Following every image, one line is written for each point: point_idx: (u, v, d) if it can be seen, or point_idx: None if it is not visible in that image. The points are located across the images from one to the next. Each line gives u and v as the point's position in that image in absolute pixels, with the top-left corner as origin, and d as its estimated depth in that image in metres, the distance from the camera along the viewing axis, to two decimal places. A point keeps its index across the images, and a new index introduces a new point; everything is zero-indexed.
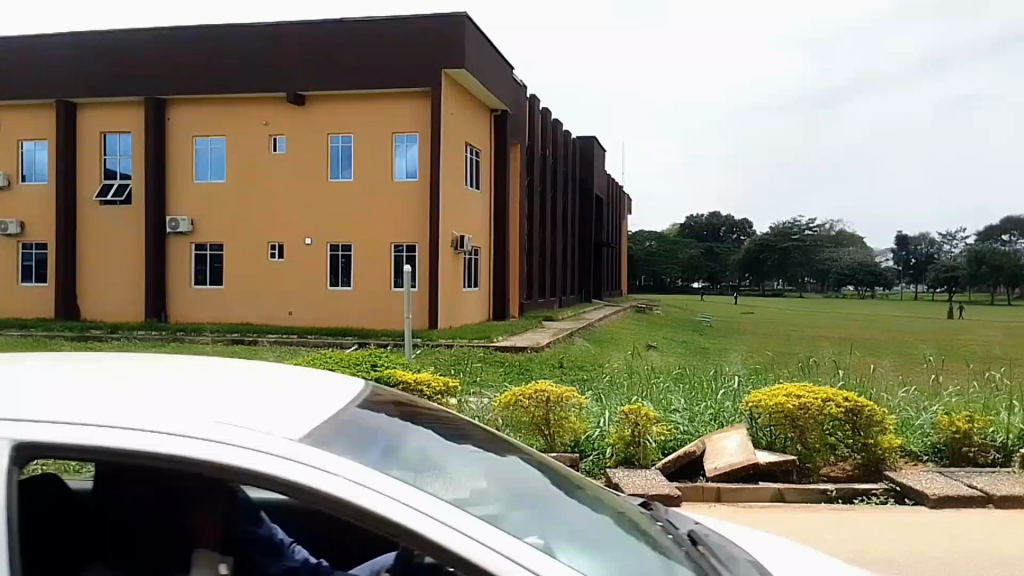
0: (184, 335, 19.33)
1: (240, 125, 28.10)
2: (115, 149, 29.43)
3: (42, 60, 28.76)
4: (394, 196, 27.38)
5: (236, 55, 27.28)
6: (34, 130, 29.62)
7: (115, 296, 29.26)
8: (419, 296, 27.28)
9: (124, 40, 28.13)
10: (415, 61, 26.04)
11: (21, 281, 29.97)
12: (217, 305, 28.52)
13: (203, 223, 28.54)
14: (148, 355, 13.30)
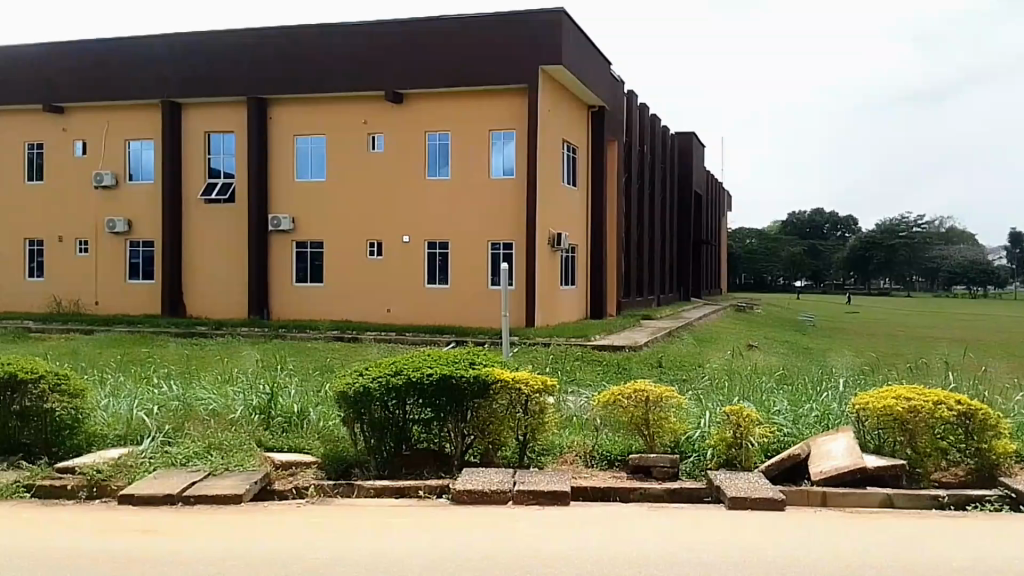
0: (286, 331, 19.65)
1: (341, 124, 28.58)
2: (219, 148, 30.25)
3: (146, 62, 29.79)
4: (491, 193, 27.49)
5: (332, 53, 27.78)
6: (140, 131, 30.65)
7: (218, 292, 30.11)
8: (517, 294, 27.25)
9: (224, 41, 28.93)
10: (511, 57, 26.12)
11: (129, 277, 30.99)
12: (317, 302, 29.05)
13: (307, 219, 29.07)
14: (254, 350, 13.54)
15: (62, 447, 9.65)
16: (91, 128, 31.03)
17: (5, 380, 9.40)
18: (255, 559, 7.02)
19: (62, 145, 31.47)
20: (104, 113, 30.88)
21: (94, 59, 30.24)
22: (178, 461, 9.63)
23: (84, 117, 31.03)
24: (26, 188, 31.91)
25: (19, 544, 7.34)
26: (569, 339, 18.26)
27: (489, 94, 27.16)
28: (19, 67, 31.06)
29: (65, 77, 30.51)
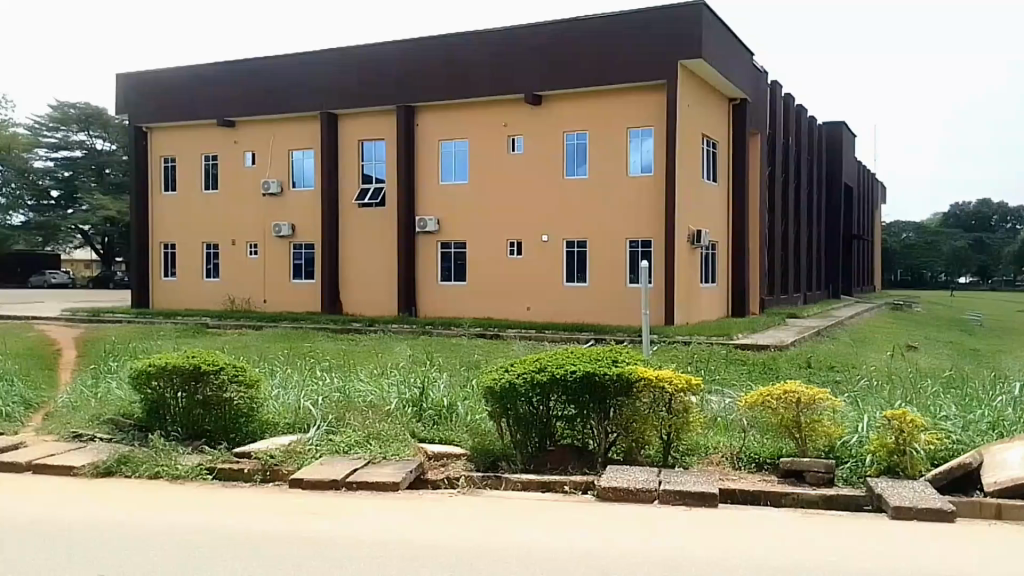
0: (432, 328, 20.43)
1: (482, 126, 29.40)
2: (372, 156, 31.81)
3: (303, 75, 31.87)
4: (627, 191, 27.39)
5: (473, 59, 28.66)
6: (301, 140, 32.81)
7: (370, 290, 31.75)
8: (656, 292, 27.00)
9: (372, 53, 30.55)
10: (648, 53, 25.97)
11: (292, 278, 33.20)
12: (460, 300, 30.05)
13: (450, 219, 30.14)
14: (405, 346, 14.21)
15: (239, 433, 10.54)
16: (259, 139, 33.59)
17: (192, 371, 10.37)
18: (417, 547, 7.44)
19: (234, 156, 34.18)
20: (269, 126, 33.36)
21: (260, 76, 32.77)
22: (342, 448, 10.33)
23: (251, 131, 33.67)
24: (204, 197, 34.87)
25: (218, 522, 8.16)
26: (711, 338, 17.98)
27: (625, 91, 27.09)
28: (197, 86, 34.10)
29: (234, 95, 33.24)
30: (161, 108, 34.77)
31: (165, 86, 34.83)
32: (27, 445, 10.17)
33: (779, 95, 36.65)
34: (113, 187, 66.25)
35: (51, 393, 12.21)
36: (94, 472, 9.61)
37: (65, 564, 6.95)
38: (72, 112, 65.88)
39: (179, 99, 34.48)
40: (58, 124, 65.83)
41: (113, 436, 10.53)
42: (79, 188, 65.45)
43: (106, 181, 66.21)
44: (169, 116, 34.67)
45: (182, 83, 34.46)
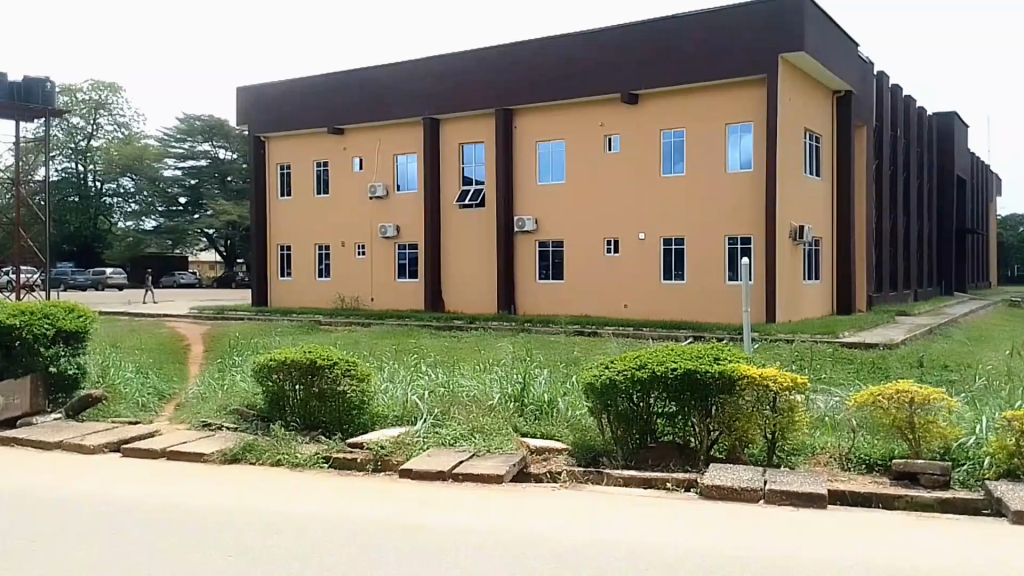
0: (531, 325, 20.75)
1: (578, 125, 29.60)
2: (472, 158, 32.47)
3: (406, 82, 32.88)
4: (724, 186, 26.97)
5: (570, 60, 28.94)
6: (404, 145, 33.85)
7: (471, 288, 32.47)
8: (757, 289, 26.46)
9: (469, 58, 31.27)
10: (747, 49, 25.59)
11: (397, 277, 34.31)
12: (558, 297, 30.32)
13: (547, 218, 30.46)
14: (505, 342, 14.55)
15: (352, 424, 11.12)
16: (366, 145, 34.88)
17: (309, 365, 11.03)
18: (529, 541, 7.71)
19: (343, 161, 35.62)
20: (375, 133, 34.56)
21: (363, 85, 34.05)
22: (447, 441, 10.77)
23: (358, 137, 34.98)
24: (316, 201, 36.49)
25: (341, 509, 8.69)
26: (816, 336, 17.56)
27: (722, 87, 26.70)
28: (308, 95, 35.72)
29: (339, 103, 34.67)
30: (276, 117, 36.65)
31: (279, 96, 36.66)
32: (163, 433, 11.03)
33: (887, 86, 35.13)
34: (235, 194, 70.03)
35: (181, 385, 13.16)
36: (221, 459, 10.34)
37: (208, 544, 7.59)
38: (198, 124, 69.67)
39: (290, 110, 36.24)
40: (185, 136, 70.18)
41: (238, 426, 11.30)
42: (205, 195, 69.86)
43: (228, 188, 70.22)
44: (282, 125, 36.49)
45: (294, 93, 36.16)
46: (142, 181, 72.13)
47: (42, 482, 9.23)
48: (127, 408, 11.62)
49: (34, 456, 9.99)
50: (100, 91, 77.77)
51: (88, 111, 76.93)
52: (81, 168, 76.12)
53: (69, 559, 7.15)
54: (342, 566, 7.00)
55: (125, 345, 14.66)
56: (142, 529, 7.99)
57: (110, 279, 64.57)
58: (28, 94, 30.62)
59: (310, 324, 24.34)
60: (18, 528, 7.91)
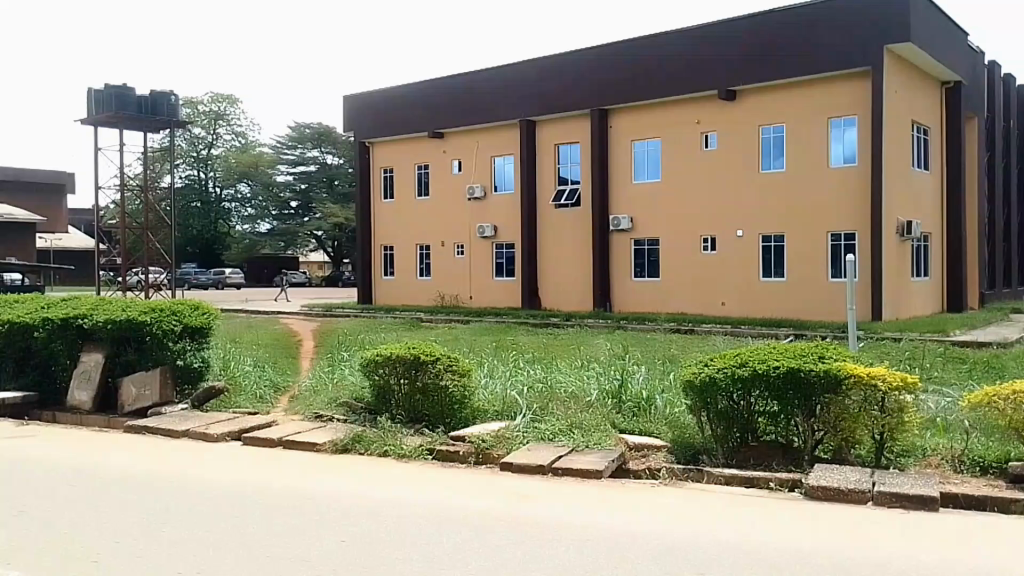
0: (628, 322, 20.78)
1: (672, 124, 29.41)
2: (567, 159, 32.73)
3: (501, 86, 33.47)
4: (824, 182, 26.21)
5: (664, 59, 28.80)
6: (501, 147, 34.45)
7: (565, 287, 32.70)
8: (861, 286, 25.59)
9: (562, 61, 31.58)
10: (848, 42, 24.80)
11: (494, 275, 34.93)
12: (654, 296, 30.17)
13: (641, 217, 30.39)
14: (603, 339, 14.68)
15: (454, 417, 11.57)
16: (464, 148, 35.68)
17: (413, 361, 11.55)
18: (632, 538, 7.83)
19: (442, 164, 36.54)
20: (472, 136, 35.31)
21: (460, 91, 34.89)
22: (547, 435, 11.10)
23: (457, 140, 35.82)
24: (417, 203, 37.58)
25: (450, 500, 9.06)
26: (926, 334, 16.91)
27: (823, 80, 25.95)
28: (406, 101, 36.81)
29: (438, 109, 35.65)
30: (379, 123, 37.97)
31: (379, 103, 37.97)
32: (280, 423, 11.74)
33: (999, 75, 33.23)
34: (341, 197, 72.82)
35: (295, 378, 13.92)
36: (333, 449, 10.93)
37: (327, 530, 8.08)
38: (308, 131, 73.00)
39: (391, 116, 37.48)
40: (295, 143, 73.44)
41: (348, 418, 11.91)
42: (313, 199, 72.64)
43: (336, 191, 72.90)
44: (383, 130, 37.78)
45: (393, 100, 37.37)
46: (258, 187, 75.82)
47: (176, 467, 10.03)
48: (246, 400, 12.38)
49: (166, 443, 10.81)
50: (219, 102, 82.12)
51: (208, 122, 80.80)
52: (202, 175, 80.15)
53: (201, 542, 7.81)
54: (449, 555, 7.35)
55: (244, 341, 15.57)
56: (268, 513, 8.59)
57: (228, 278, 68.10)
58: (154, 107, 35.20)
59: (413, 321, 25.17)
60: (157, 511, 8.68)
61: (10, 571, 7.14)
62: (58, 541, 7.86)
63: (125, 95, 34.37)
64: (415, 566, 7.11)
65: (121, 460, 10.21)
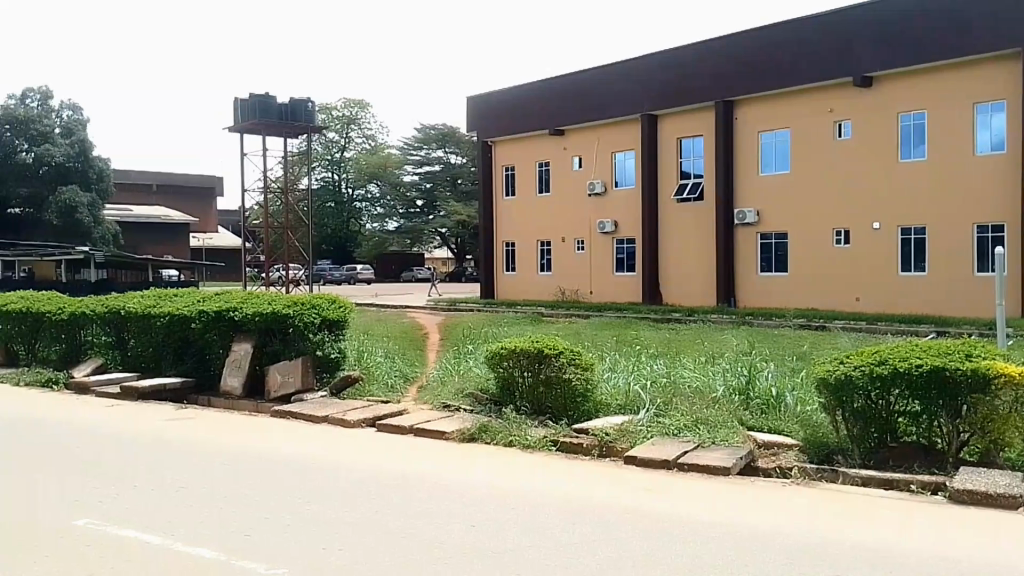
0: (753, 319, 20.29)
1: (803, 114, 28.47)
2: (690, 152, 32.21)
3: (620, 82, 33.48)
4: (968, 171, 24.67)
5: (794, 48, 27.93)
6: (623, 142, 34.41)
7: (690, 282, 32.27)
8: (1011, 281, 23.95)
9: (683, 56, 31.23)
10: (995, 24, 23.38)
11: (615, 270, 34.90)
12: (784, 291, 29.31)
13: (769, 211, 29.63)
14: (729, 335, 14.51)
15: (577, 411, 11.87)
16: (586, 144, 35.77)
17: (537, 354, 11.90)
18: (760, 535, 7.77)
19: (563, 162, 36.77)
20: (594, 132, 35.38)
21: (581, 89, 35.13)
22: (671, 431, 11.18)
23: (579, 137, 35.94)
24: (538, 200, 38.00)
25: (577, 494, 9.24)
26: None
27: (966, 64, 24.46)
28: (526, 101, 37.41)
29: (557, 107, 36.03)
30: (499, 123, 38.78)
31: (500, 103, 38.75)
32: (410, 411, 12.30)
33: None
34: (464, 195, 74.70)
35: (423, 369, 14.47)
36: (461, 437, 11.42)
37: (458, 516, 8.44)
38: (433, 132, 75.51)
39: (512, 115, 38.16)
40: (421, 144, 75.91)
41: (474, 408, 12.44)
42: (438, 198, 74.66)
43: (459, 190, 74.86)
44: (505, 129, 38.50)
45: (514, 100, 38.09)
46: (386, 187, 78.83)
47: (318, 451, 10.69)
48: (379, 389, 13.00)
49: (309, 428, 11.55)
50: (350, 107, 86.62)
51: (341, 126, 85.01)
52: (336, 177, 84.11)
53: (341, 522, 8.32)
54: (576, 546, 7.51)
55: (375, 333, 16.34)
56: (403, 499, 9.03)
57: (358, 274, 72.32)
58: (293, 113, 37.46)
59: (536, 315, 25.56)
60: (301, 491, 9.30)
61: (175, 541, 7.85)
62: (215, 515, 8.57)
63: (268, 102, 36.84)
64: (543, 554, 7.32)
65: (269, 442, 11.00)
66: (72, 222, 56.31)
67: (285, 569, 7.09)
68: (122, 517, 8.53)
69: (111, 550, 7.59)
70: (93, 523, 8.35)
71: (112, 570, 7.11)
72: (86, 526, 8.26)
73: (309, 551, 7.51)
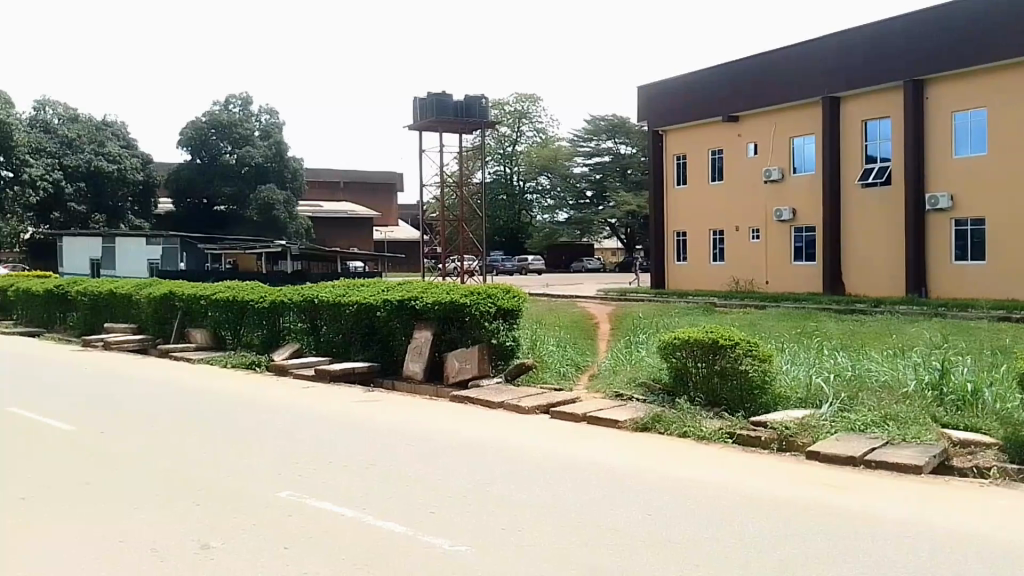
0: (945, 309, 19.24)
1: (1003, 91, 26.77)
2: (875, 134, 31.04)
3: (801, 66, 32.65)
4: None
5: (988, 21, 26.52)
6: (801, 127, 33.42)
7: (878, 270, 31.09)
8: None
9: (864, 35, 30.35)
10: None
11: (793, 260, 34.02)
12: (981, 280, 27.71)
13: (965, 195, 28.00)
14: (921, 332, 13.93)
15: (754, 403, 11.58)
16: (761, 130, 34.94)
17: (712, 345, 11.76)
18: (956, 537, 7.38)
19: (737, 149, 36.04)
20: (769, 118, 34.58)
21: (751, 75, 34.60)
22: (857, 426, 10.72)
23: (755, 122, 35.15)
24: (711, 188, 37.36)
25: (755, 486, 9.11)
26: None
27: None
28: (697, 89, 37.12)
29: (727, 95, 35.60)
30: (669, 112, 38.59)
31: (672, 91, 38.46)
32: (583, 399, 12.52)
33: None
34: (634, 185, 74.28)
35: (593, 358, 14.77)
36: (634, 426, 11.49)
37: (626, 504, 8.52)
38: (602, 123, 75.72)
39: (682, 104, 37.91)
40: (591, 136, 76.43)
41: (647, 398, 12.51)
42: (608, 187, 74.82)
43: (628, 180, 74.80)
44: (673, 118, 38.32)
45: (687, 87, 37.63)
46: (557, 179, 79.63)
47: (492, 435, 11.11)
48: (552, 376, 13.33)
49: (486, 412, 12.01)
50: (522, 102, 88.51)
51: (513, 121, 87.12)
52: (508, 170, 86.08)
53: (518, 503, 8.62)
54: (756, 539, 7.42)
55: (547, 322, 16.83)
56: (582, 483, 9.23)
57: (530, 264, 74.26)
58: (468, 109, 39.72)
59: (707, 304, 25.54)
60: (484, 472, 9.70)
61: (366, 515, 8.37)
62: (403, 492, 9.08)
63: (444, 100, 39.27)
64: (724, 547, 7.26)
65: (447, 426, 11.52)
66: (270, 218, 61.08)
67: (468, 546, 7.41)
68: (318, 490, 9.19)
69: (311, 520, 8.17)
70: (294, 495, 9.03)
71: (313, 539, 7.64)
72: (288, 498, 8.94)
73: (489, 530, 7.81)
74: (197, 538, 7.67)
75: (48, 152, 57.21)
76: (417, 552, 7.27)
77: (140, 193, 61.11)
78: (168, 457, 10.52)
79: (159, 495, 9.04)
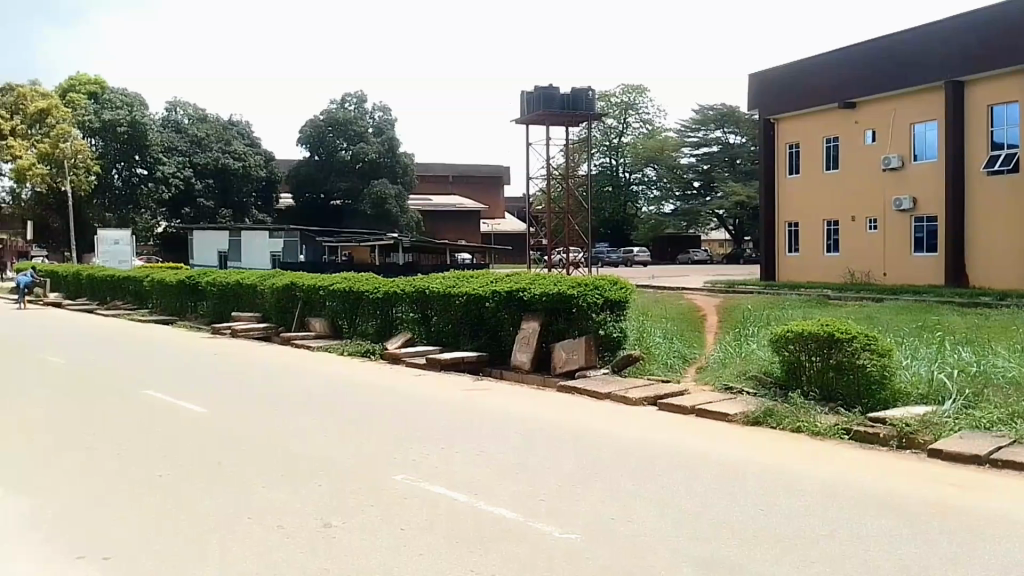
0: None
1: None
2: (1002, 120, 29.35)
3: (919, 48, 31.15)
4: None
5: None
6: (920, 112, 31.84)
7: (1005, 262, 29.41)
8: None
9: (987, 13, 28.69)
10: None
11: (913, 251, 32.49)
12: None
13: None
14: None
15: (872, 399, 11.22)
16: (875, 115, 33.58)
17: (828, 338, 11.49)
18: None
19: (852, 135, 34.72)
20: (885, 102, 33.12)
21: (865, 60, 33.34)
22: (982, 424, 10.26)
23: (871, 108, 33.72)
24: (825, 177, 36.13)
25: (870, 483, 8.91)
26: None
27: None
28: (809, 75, 35.99)
29: (841, 81, 34.41)
30: (780, 99, 37.59)
31: (784, 78, 37.42)
32: (691, 392, 12.48)
33: None
34: (744, 175, 72.77)
35: (701, 350, 14.67)
36: (744, 420, 11.38)
37: (733, 499, 8.49)
38: (711, 113, 74.12)
39: (793, 92, 36.86)
40: (699, 125, 74.97)
41: (757, 392, 12.33)
42: (717, 178, 73.30)
43: (737, 170, 73.29)
44: (784, 106, 37.34)
45: (800, 73, 36.49)
46: (662, 170, 78.50)
47: (599, 425, 11.26)
48: (659, 368, 13.36)
49: (593, 403, 12.17)
50: (628, 93, 87.74)
51: (620, 112, 86.46)
52: (614, 161, 85.68)
53: (624, 494, 8.74)
54: (869, 537, 7.30)
55: (655, 314, 16.83)
56: (690, 476, 9.27)
57: (635, 256, 73.84)
58: (575, 103, 39.67)
59: (821, 297, 24.79)
60: (591, 462, 9.86)
61: (479, 500, 8.67)
62: (513, 479, 9.32)
63: (551, 94, 39.42)
64: (834, 543, 7.17)
65: (557, 415, 11.75)
66: (382, 212, 62.93)
67: (577, 534, 7.59)
68: (431, 475, 9.57)
69: (426, 503, 8.56)
70: (408, 479, 9.42)
71: (428, 522, 7.99)
72: (404, 481, 9.36)
73: (596, 520, 7.96)
74: (319, 517, 8.15)
75: (180, 151, 61.22)
76: (528, 537, 7.51)
77: (263, 188, 64.40)
78: (292, 440, 11.16)
79: (280, 476, 9.59)
